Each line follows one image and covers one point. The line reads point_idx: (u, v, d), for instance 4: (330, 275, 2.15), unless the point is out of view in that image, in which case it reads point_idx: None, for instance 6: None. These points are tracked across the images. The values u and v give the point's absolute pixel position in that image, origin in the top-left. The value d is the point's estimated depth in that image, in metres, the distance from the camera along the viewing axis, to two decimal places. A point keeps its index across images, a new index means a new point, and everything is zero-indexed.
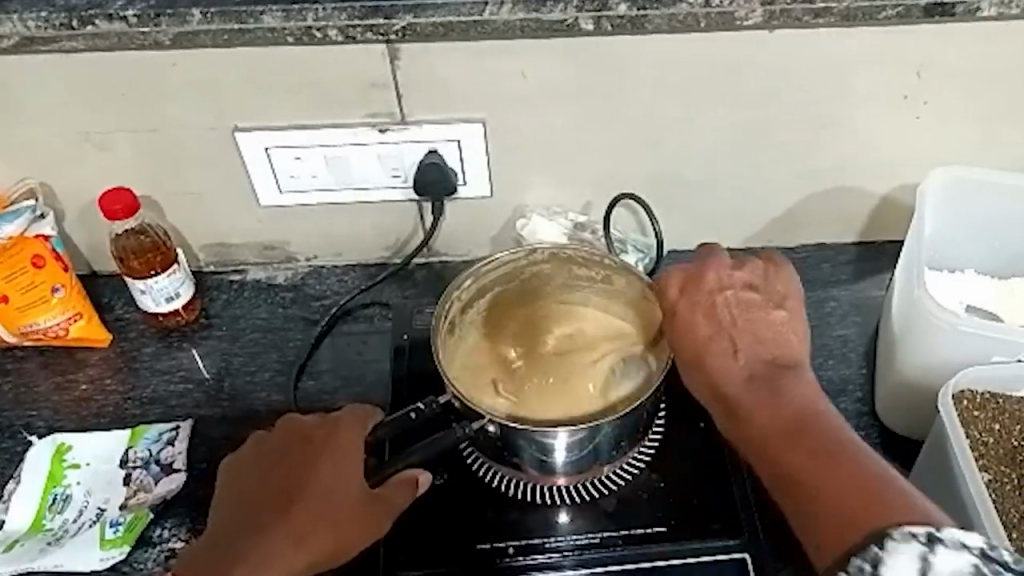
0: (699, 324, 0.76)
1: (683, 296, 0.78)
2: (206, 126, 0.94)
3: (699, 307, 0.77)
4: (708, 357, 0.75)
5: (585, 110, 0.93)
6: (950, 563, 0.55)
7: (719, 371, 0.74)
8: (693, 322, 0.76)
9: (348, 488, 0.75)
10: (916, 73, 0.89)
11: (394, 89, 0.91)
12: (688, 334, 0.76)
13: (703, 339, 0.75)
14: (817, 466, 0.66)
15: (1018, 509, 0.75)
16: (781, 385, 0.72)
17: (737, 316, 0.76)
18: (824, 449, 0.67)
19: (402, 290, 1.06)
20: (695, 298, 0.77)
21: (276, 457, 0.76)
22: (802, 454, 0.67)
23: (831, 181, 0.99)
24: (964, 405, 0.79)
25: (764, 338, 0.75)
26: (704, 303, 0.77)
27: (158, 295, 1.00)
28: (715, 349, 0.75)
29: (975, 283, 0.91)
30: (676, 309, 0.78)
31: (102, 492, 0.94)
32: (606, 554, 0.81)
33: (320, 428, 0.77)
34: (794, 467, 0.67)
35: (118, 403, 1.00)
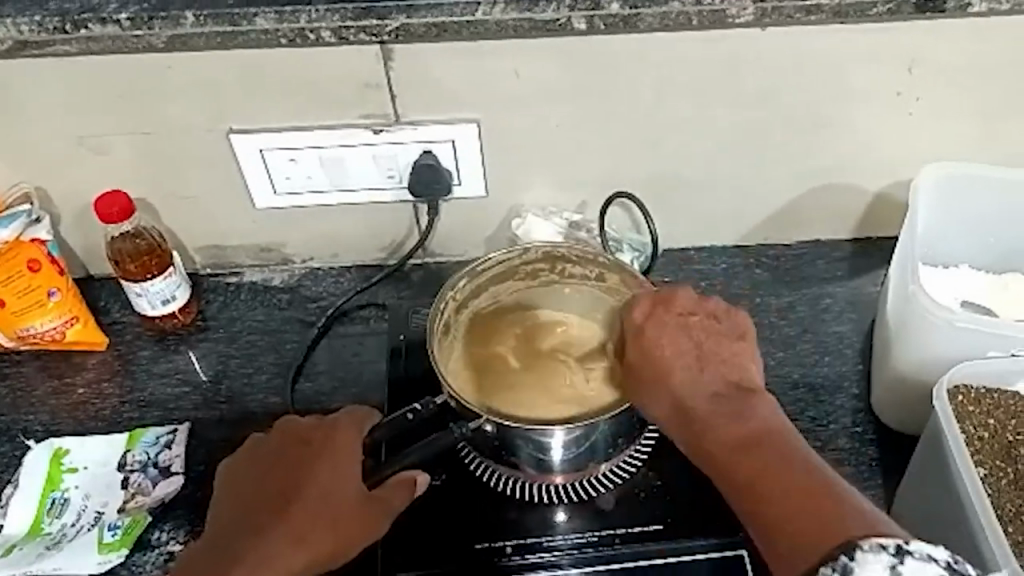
0: (665, 344, 0.76)
1: (647, 320, 0.78)
2: (200, 129, 0.95)
3: (664, 332, 0.77)
4: (672, 380, 0.75)
5: (579, 109, 0.93)
6: (915, 575, 0.57)
7: (683, 394, 0.74)
8: (658, 346, 0.76)
9: (346, 489, 0.75)
10: (909, 70, 0.89)
11: (388, 90, 0.91)
12: (653, 358, 0.76)
13: (668, 364, 0.75)
14: (780, 488, 0.67)
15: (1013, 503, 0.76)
16: (745, 406, 0.72)
17: (700, 340, 0.76)
18: (788, 471, 0.67)
19: (398, 291, 1.07)
20: (659, 323, 0.77)
21: (273, 459, 0.76)
22: (765, 475, 0.68)
23: (825, 178, 0.99)
24: (959, 400, 0.78)
25: (726, 363, 0.75)
26: (669, 328, 0.77)
27: (154, 297, 1.01)
28: (680, 373, 0.75)
29: (969, 278, 0.91)
30: (642, 333, 0.77)
31: (100, 496, 0.94)
32: (604, 553, 0.81)
33: (317, 429, 0.77)
34: (757, 487, 0.68)
35: (115, 406, 1.00)
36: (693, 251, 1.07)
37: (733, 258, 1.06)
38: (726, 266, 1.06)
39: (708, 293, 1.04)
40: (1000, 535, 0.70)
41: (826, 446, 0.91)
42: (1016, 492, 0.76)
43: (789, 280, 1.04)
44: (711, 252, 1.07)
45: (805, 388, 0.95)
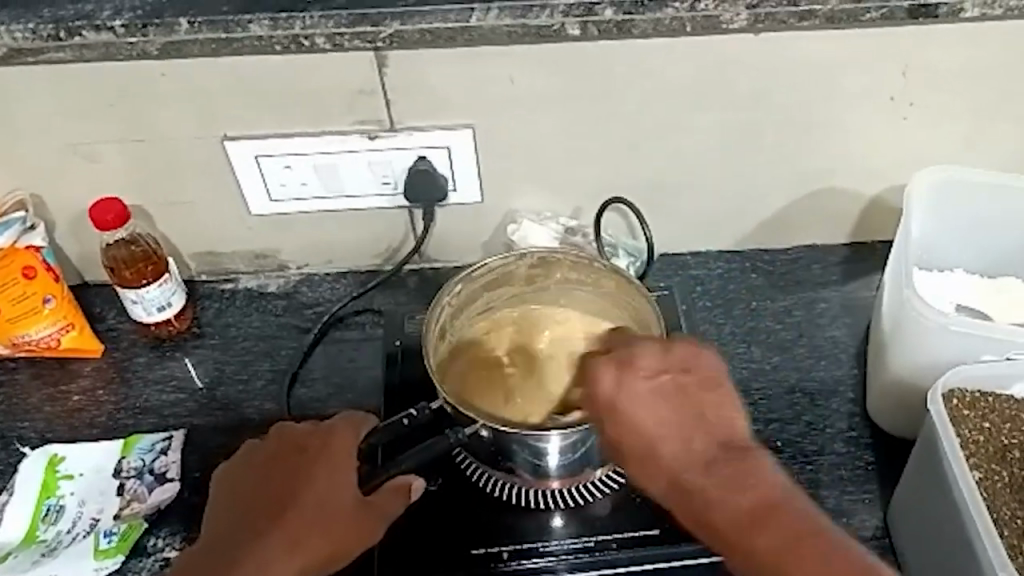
0: (645, 411, 0.71)
1: (621, 387, 0.72)
2: (195, 136, 0.95)
3: (640, 398, 0.72)
4: (658, 450, 0.70)
5: (574, 115, 0.93)
6: None
7: (672, 463, 0.69)
8: (637, 415, 0.71)
9: (343, 497, 0.75)
10: (902, 74, 0.90)
11: (383, 96, 0.92)
12: (636, 428, 0.71)
13: (652, 434, 0.70)
14: (794, 555, 0.63)
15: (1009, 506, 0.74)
16: (741, 469, 0.67)
17: (680, 400, 0.71)
18: (804, 542, 0.63)
19: (394, 297, 1.07)
20: (634, 389, 0.72)
21: (269, 465, 0.76)
22: (778, 540, 0.64)
23: (819, 183, 0.99)
24: (954, 403, 0.78)
25: (706, 418, 0.71)
26: (643, 393, 0.72)
27: (150, 304, 1.00)
28: (666, 442, 0.70)
29: (962, 283, 0.92)
30: (618, 403, 0.72)
31: (95, 503, 0.93)
32: (600, 558, 0.81)
33: (314, 436, 0.77)
34: (771, 556, 0.64)
35: (110, 413, 1.00)
36: (688, 256, 1.07)
37: (728, 263, 1.06)
38: (722, 270, 1.06)
39: (704, 298, 1.04)
40: (996, 540, 0.70)
41: (823, 450, 0.91)
42: (1012, 497, 0.75)
43: (785, 284, 1.04)
44: (706, 257, 1.07)
45: (800, 393, 0.95)
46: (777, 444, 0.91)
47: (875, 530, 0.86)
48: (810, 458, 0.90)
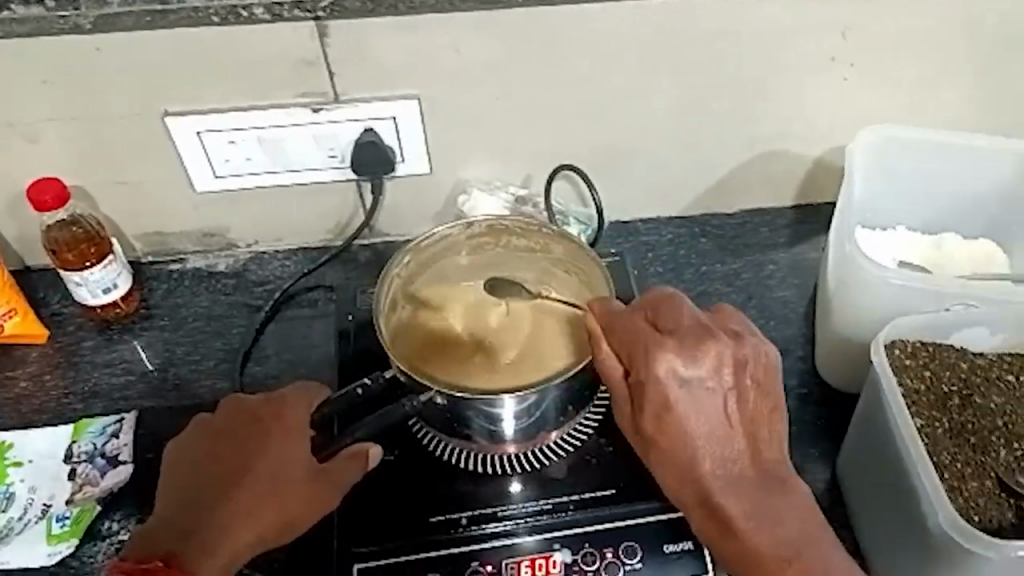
0: (690, 415, 0.68)
1: (680, 384, 0.68)
2: (134, 111, 0.92)
3: (699, 401, 0.68)
4: (703, 457, 0.68)
5: (519, 82, 0.93)
6: None
7: (719, 473, 0.68)
8: (690, 422, 0.68)
9: (296, 468, 0.74)
10: (841, 36, 0.90)
11: (325, 68, 0.90)
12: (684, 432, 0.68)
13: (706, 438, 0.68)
14: None
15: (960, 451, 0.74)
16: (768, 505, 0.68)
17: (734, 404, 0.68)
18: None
19: (345, 272, 1.06)
20: (696, 384, 0.68)
21: (219, 438, 0.75)
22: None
23: (765, 146, 1.00)
24: (896, 354, 0.76)
25: (754, 412, 0.69)
26: (702, 391, 0.68)
27: (95, 286, 0.98)
28: (714, 450, 0.68)
29: (905, 240, 0.94)
30: (672, 401, 0.67)
31: (46, 489, 0.91)
32: (560, 519, 0.80)
33: (265, 408, 0.76)
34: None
35: (59, 399, 0.98)
36: (639, 223, 1.08)
37: (678, 228, 1.07)
38: (671, 237, 1.07)
39: (655, 263, 1.05)
40: (933, 473, 0.69)
41: None
42: (948, 440, 0.73)
43: (734, 248, 1.06)
44: (657, 224, 1.08)
45: None
46: None
47: (824, 482, 0.86)
48: None
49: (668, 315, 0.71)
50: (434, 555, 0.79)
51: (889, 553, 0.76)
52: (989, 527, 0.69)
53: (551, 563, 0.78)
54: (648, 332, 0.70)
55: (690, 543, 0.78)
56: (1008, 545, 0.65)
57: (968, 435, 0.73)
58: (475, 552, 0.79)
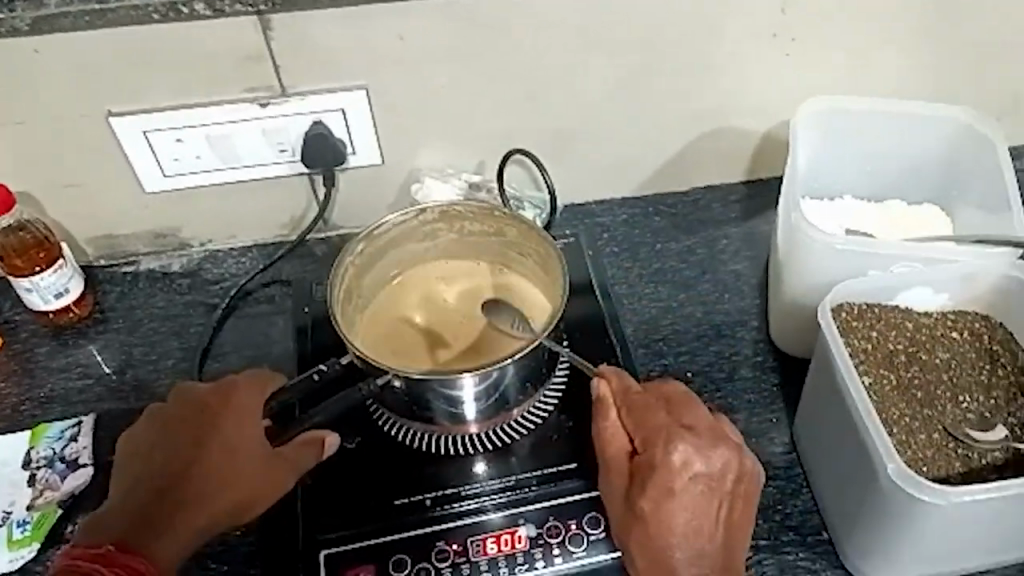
0: (678, 509, 0.68)
1: (690, 476, 0.69)
2: (78, 112, 0.92)
3: (700, 493, 0.69)
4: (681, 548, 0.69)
5: (465, 68, 0.93)
6: None
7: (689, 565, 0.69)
8: (679, 513, 0.68)
9: (247, 454, 0.74)
10: (781, 11, 0.92)
11: (271, 61, 0.90)
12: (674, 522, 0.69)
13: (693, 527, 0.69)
14: None
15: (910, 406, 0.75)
16: None
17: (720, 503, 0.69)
18: None
19: (302, 267, 1.06)
20: (695, 475, 0.69)
21: (170, 426, 0.75)
22: None
23: (712, 123, 1.02)
24: (843, 317, 0.78)
25: (739, 520, 0.70)
26: (706, 485, 0.69)
27: (47, 291, 0.97)
28: (694, 541, 0.69)
29: (851, 208, 0.96)
30: (676, 489, 0.68)
31: (5, 496, 0.88)
32: (524, 495, 0.81)
33: (215, 394, 0.76)
34: None
35: (15, 406, 0.96)
36: (593, 205, 1.09)
37: (631, 208, 1.09)
38: (626, 216, 1.08)
39: (610, 244, 1.06)
40: (881, 430, 0.70)
41: (733, 376, 0.93)
42: (898, 397, 0.74)
43: (687, 225, 1.07)
44: (611, 205, 1.09)
45: (710, 326, 0.98)
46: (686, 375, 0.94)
47: (783, 446, 0.88)
48: (719, 385, 0.93)
49: (685, 411, 0.72)
50: (399, 536, 0.80)
51: (846, 510, 0.77)
52: (937, 477, 0.70)
53: (516, 538, 0.79)
54: (668, 422, 0.71)
55: None
56: (954, 491, 0.66)
57: (916, 390, 0.75)
58: (441, 532, 0.80)
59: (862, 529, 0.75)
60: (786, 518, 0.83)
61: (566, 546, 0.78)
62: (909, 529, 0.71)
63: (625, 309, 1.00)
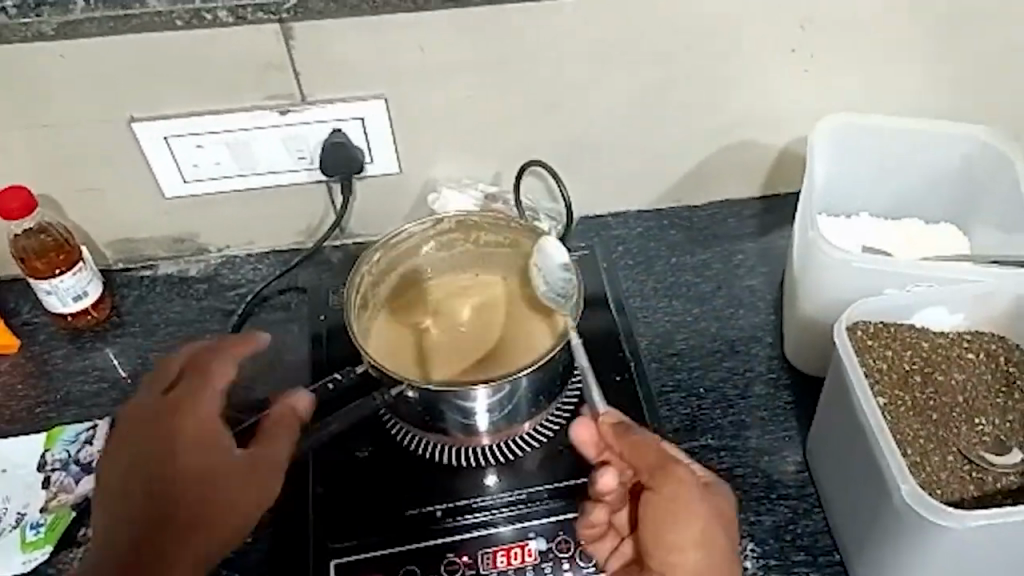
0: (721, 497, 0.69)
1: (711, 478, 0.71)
2: (100, 118, 0.93)
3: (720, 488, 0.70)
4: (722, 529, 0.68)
5: (484, 78, 0.94)
6: None
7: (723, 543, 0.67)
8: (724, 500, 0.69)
9: (219, 459, 0.72)
10: (800, 27, 0.92)
11: (292, 70, 0.91)
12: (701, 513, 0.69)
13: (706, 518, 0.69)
14: None
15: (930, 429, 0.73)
16: None
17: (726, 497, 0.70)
18: None
19: (318, 274, 1.07)
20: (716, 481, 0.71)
21: (132, 451, 0.72)
22: None
23: (729, 138, 1.02)
24: (858, 336, 0.77)
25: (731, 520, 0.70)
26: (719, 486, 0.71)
27: (65, 294, 0.98)
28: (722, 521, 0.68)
29: (871, 226, 0.95)
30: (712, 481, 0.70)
31: (21, 498, 0.89)
32: (535, 508, 0.81)
33: (169, 404, 0.73)
34: None
35: (31, 408, 0.97)
36: (609, 217, 1.09)
37: (647, 221, 1.09)
38: (641, 229, 1.08)
39: (625, 257, 1.06)
40: (895, 451, 0.70)
41: (746, 392, 0.93)
42: (912, 418, 0.74)
43: (702, 239, 1.07)
44: (626, 218, 1.09)
45: (724, 342, 0.98)
46: (699, 390, 0.93)
47: (796, 464, 0.88)
48: (732, 401, 0.92)
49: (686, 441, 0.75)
50: (410, 547, 0.80)
51: (859, 529, 0.77)
52: (951, 500, 0.70)
53: (526, 551, 0.78)
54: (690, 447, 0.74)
55: None
56: (968, 516, 0.66)
57: (931, 412, 0.74)
58: (452, 544, 0.80)
59: (875, 551, 0.75)
60: (798, 537, 0.83)
61: (576, 560, 0.78)
62: (921, 553, 0.70)
63: (639, 322, 1.00)
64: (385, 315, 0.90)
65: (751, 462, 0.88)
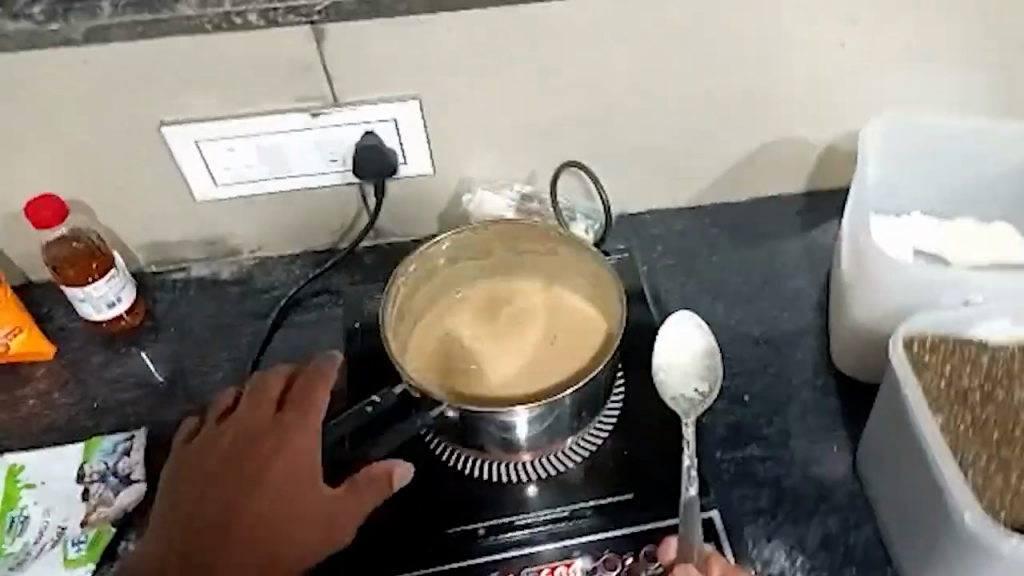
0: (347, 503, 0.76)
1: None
2: (131, 122, 0.91)
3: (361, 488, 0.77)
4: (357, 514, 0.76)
5: (521, 77, 0.91)
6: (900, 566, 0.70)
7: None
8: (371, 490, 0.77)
9: (187, 514, 0.76)
10: (851, 19, 0.88)
11: (323, 72, 0.89)
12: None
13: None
14: None
15: (993, 449, 0.70)
16: None
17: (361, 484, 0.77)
18: None
19: (351, 277, 1.05)
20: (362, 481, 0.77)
21: (178, 500, 0.78)
22: None
23: (773, 134, 0.99)
24: (916, 350, 0.74)
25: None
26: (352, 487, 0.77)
27: (98, 302, 0.97)
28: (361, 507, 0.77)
29: (924, 227, 0.91)
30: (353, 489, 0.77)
31: (61, 510, 0.88)
32: (576, 525, 0.80)
33: (190, 475, 0.79)
34: None
35: (66, 416, 0.97)
36: (647, 214, 1.06)
37: (688, 218, 1.06)
38: (682, 227, 1.05)
39: (666, 256, 1.03)
40: (957, 476, 0.68)
41: (791, 399, 0.90)
42: (971, 436, 0.71)
43: (746, 237, 1.04)
44: (666, 215, 1.06)
45: (765, 343, 0.95)
46: (744, 397, 0.91)
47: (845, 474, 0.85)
48: (777, 409, 0.90)
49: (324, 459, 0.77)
50: (454, 566, 0.80)
51: (914, 545, 0.75)
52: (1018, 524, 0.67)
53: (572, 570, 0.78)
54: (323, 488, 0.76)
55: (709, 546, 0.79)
56: None
57: (994, 429, 0.71)
58: (495, 563, 0.79)
59: (946, 572, 0.73)
60: (846, 550, 0.81)
61: None
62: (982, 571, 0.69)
63: None
64: (423, 322, 0.87)
65: (796, 471, 0.86)
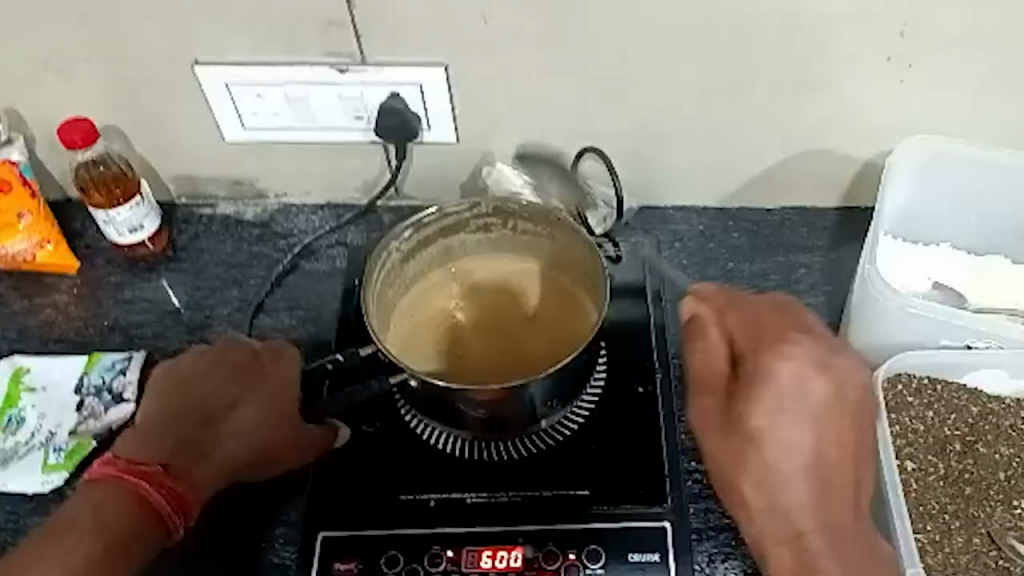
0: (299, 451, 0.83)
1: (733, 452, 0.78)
2: (167, 57, 0.93)
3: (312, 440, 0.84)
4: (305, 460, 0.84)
5: (552, 56, 0.90)
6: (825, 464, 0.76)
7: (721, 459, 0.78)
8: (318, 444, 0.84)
9: (173, 422, 0.77)
10: (900, 33, 0.85)
11: (352, 28, 0.89)
12: (775, 465, 0.75)
13: (815, 465, 0.75)
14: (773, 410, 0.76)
15: (953, 503, 0.78)
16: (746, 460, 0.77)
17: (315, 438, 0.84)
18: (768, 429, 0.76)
19: (368, 233, 1.05)
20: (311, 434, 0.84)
21: (158, 411, 0.78)
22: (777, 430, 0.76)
23: (808, 144, 0.95)
24: (899, 391, 0.81)
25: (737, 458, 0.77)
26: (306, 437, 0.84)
27: (120, 226, 1.01)
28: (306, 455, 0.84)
29: (948, 259, 0.87)
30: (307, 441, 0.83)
31: (53, 417, 0.94)
32: (523, 512, 0.82)
33: (169, 392, 0.78)
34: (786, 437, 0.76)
35: (78, 329, 1.02)
36: (671, 210, 1.03)
37: (712, 218, 1.02)
38: (704, 227, 1.02)
39: (681, 255, 1.01)
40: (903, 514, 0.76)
41: None
42: (943, 488, 0.78)
43: (769, 247, 1.00)
44: (690, 213, 1.03)
45: None
46: None
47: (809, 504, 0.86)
48: None
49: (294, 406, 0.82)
50: (400, 532, 0.82)
51: None
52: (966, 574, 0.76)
53: (513, 556, 0.80)
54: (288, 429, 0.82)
55: (657, 556, 0.80)
56: None
57: (964, 485, 0.79)
58: (438, 535, 0.81)
59: None
60: None
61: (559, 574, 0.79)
62: None
63: None
64: (415, 291, 0.88)
65: None
